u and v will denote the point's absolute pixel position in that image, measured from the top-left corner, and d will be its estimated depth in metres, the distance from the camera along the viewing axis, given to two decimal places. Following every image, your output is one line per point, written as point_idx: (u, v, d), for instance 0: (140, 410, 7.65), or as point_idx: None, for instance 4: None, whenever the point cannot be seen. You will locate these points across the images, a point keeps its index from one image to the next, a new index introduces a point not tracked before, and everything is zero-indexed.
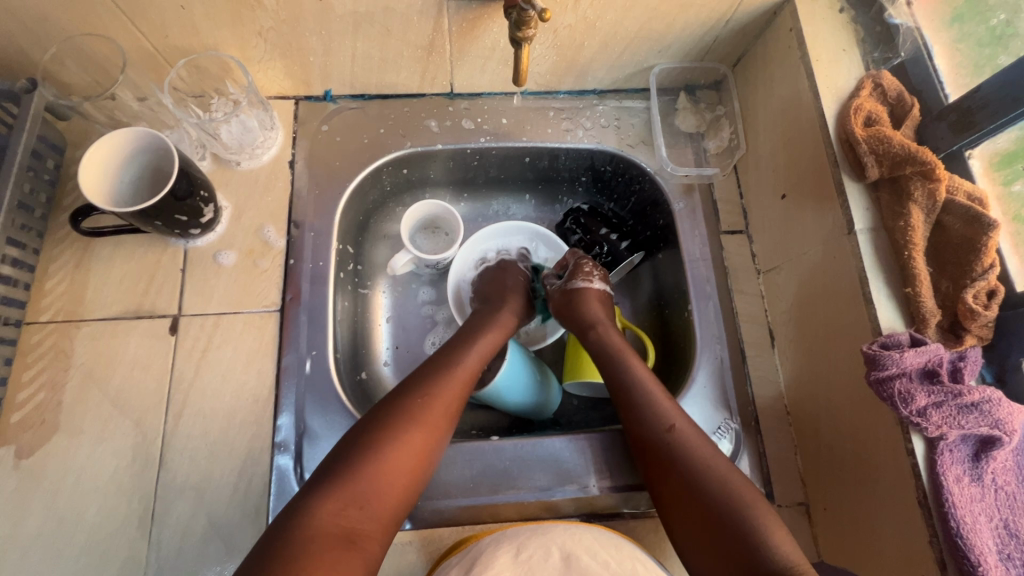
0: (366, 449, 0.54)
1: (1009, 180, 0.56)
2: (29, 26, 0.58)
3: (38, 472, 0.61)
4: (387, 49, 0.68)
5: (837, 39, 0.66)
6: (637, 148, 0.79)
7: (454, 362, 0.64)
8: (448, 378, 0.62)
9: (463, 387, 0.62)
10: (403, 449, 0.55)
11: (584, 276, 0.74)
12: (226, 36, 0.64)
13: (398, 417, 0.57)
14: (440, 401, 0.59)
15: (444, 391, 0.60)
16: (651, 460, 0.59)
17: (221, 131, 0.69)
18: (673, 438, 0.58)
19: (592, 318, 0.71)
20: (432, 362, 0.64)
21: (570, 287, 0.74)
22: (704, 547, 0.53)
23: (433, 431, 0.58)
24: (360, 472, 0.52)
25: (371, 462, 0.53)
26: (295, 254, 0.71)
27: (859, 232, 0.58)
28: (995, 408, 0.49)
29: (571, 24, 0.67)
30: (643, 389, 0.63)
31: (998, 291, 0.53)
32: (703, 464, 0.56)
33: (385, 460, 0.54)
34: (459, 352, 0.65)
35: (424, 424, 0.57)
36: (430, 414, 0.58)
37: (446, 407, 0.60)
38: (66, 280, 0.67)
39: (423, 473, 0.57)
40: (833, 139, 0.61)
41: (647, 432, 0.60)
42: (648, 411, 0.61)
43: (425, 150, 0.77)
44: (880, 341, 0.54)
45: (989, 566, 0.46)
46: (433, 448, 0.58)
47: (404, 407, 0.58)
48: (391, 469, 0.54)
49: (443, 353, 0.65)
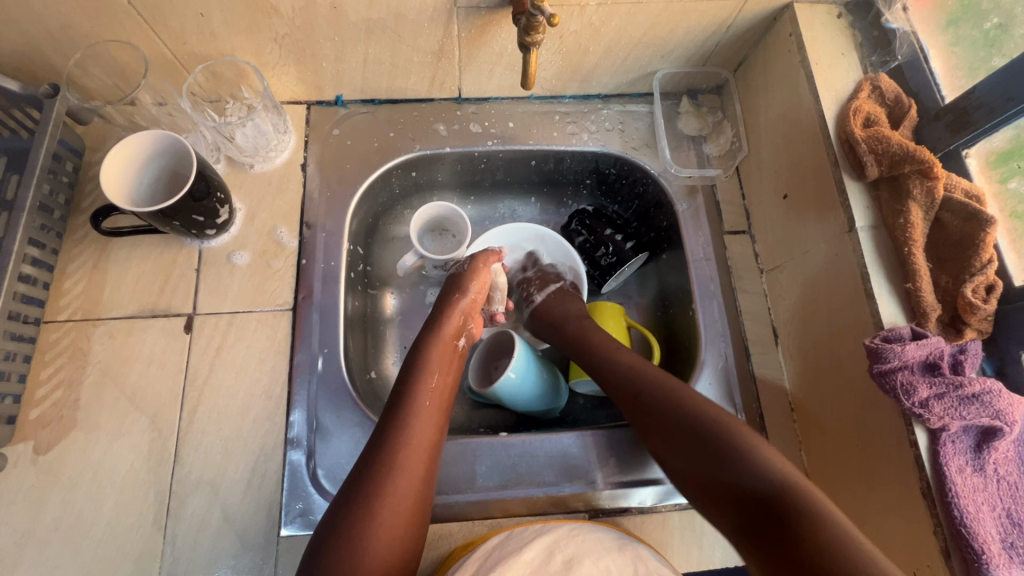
0: (356, 519, 0.51)
1: (1005, 177, 0.58)
2: (54, 33, 0.60)
3: (56, 468, 0.62)
4: (398, 54, 0.70)
5: (835, 43, 0.67)
6: (641, 151, 0.81)
7: (417, 397, 0.60)
8: (416, 417, 0.58)
9: (433, 420, 0.59)
10: (391, 508, 0.52)
11: (536, 291, 0.80)
12: (242, 42, 0.66)
13: (378, 476, 0.53)
14: (415, 443, 0.57)
15: (414, 431, 0.57)
16: (650, 427, 0.60)
17: (236, 134, 0.71)
18: (677, 406, 0.59)
19: (560, 316, 0.75)
20: (394, 402, 0.60)
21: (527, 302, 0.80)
22: (713, 505, 0.54)
23: (417, 476, 0.55)
24: (355, 545, 0.50)
25: (372, 509, 0.52)
26: (307, 255, 0.72)
27: (859, 229, 0.60)
28: (995, 399, 0.50)
29: (577, 29, 0.69)
30: (627, 370, 0.64)
31: (997, 285, 0.54)
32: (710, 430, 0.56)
33: (380, 524, 0.51)
34: (418, 383, 0.61)
35: (404, 474, 0.54)
36: (409, 461, 0.55)
37: (424, 448, 0.57)
38: (84, 280, 0.68)
39: (426, 504, 0.56)
40: (834, 140, 0.63)
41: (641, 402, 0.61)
42: (639, 387, 0.62)
43: (434, 153, 0.79)
44: (882, 335, 0.55)
45: (993, 554, 0.47)
46: (423, 490, 0.56)
47: (380, 460, 0.54)
48: (396, 510, 0.52)
49: (402, 388, 0.61)
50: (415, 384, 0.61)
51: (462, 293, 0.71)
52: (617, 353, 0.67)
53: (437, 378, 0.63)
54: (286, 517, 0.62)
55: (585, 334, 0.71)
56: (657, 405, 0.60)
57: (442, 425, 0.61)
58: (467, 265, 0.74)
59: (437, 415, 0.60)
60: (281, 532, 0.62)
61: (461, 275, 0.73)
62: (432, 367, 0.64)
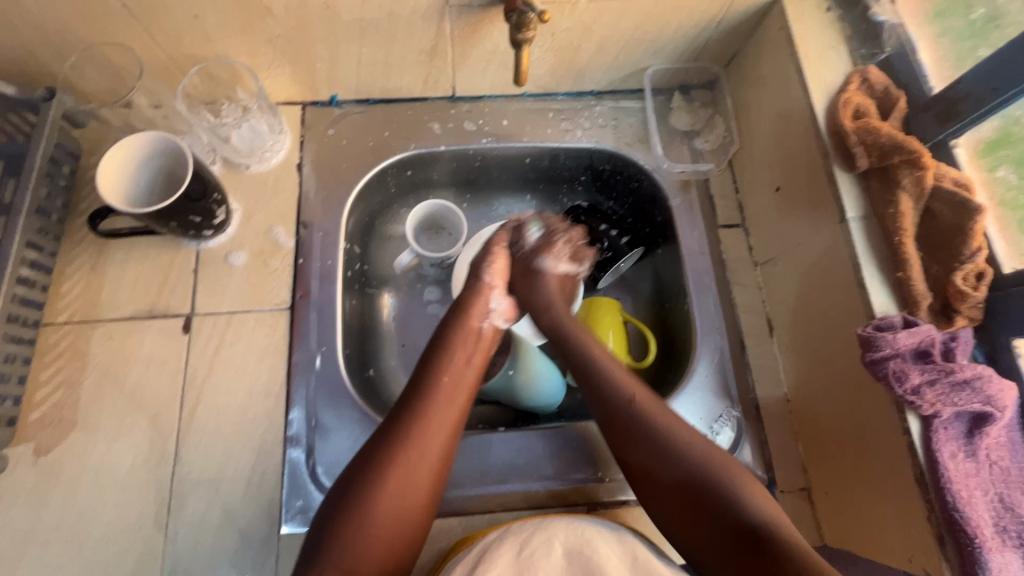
0: (363, 486, 0.52)
1: (993, 166, 0.58)
2: (49, 36, 0.60)
3: (57, 469, 0.62)
4: (391, 54, 0.71)
5: (824, 36, 0.68)
6: (635, 146, 0.81)
7: (440, 371, 0.60)
8: (436, 390, 0.59)
9: (450, 421, 0.58)
10: (403, 478, 0.53)
11: (553, 257, 0.73)
12: (236, 44, 0.66)
13: (393, 445, 0.54)
14: (433, 420, 0.57)
15: (429, 431, 0.56)
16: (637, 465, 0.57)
17: (231, 135, 0.73)
18: (671, 447, 0.55)
19: (546, 299, 0.71)
20: (421, 372, 0.61)
21: (533, 263, 0.72)
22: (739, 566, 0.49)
23: (436, 449, 0.55)
24: (361, 511, 0.51)
25: (370, 509, 0.51)
26: (304, 254, 0.73)
27: (851, 220, 0.60)
28: (986, 385, 0.51)
29: (568, 27, 0.69)
30: (620, 402, 0.60)
31: (986, 273, 0.55)
32: (694, 476, 0.53)
33: (388, 492, 0.52)
34: (436, 383, 0.59)
35: (419, 445, 0.55)
36: (427, 432, 0.56)
37: (445, 422, 0.57)
38: (82, 282, 0.69)
39: (429, 510, 0.54)
40: (824, 133, 0.64)
41: (635, 445, 0.57)
42: (633, 426, 0.58)
43: (429, 152, 0.79)
44: (874, 324, 0.55)
45: (986, 538, 0.48)
46: (427, 502, 0.54)
47: (395, 431, 0.55)
48: (395, 514, 0.52)
49: (426, 362, 0.62)
50: (438, 358, 0.62)
51: (492, 260, 0.72)
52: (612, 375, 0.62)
53: (459, 375, 0.61)
54: (286, 514, 0.63)
55: (574, 329, 0.68)
56: (646, 447, 0.57)
57: (466, 402, 0.60)
58: (479, 254, 0.73)
59: (463, 388, 0.61)
60: (282, 530, 0.62)
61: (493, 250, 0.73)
62: (456, 342, 0.63)
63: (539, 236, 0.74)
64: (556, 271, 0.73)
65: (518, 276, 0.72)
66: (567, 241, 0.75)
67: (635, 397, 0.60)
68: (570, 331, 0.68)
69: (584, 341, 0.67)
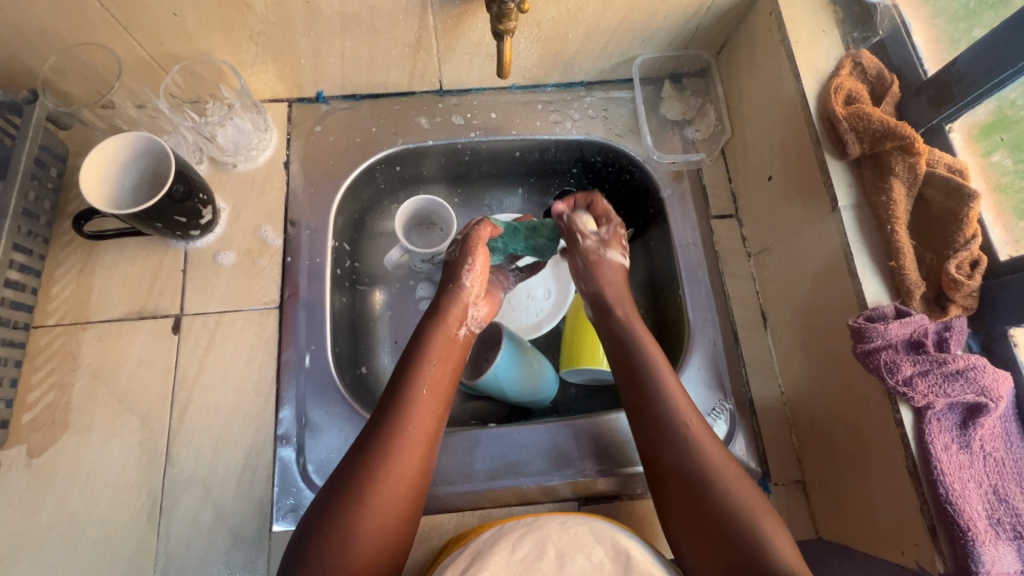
0: (343, 504, 0.51)
1: (989, 151, 0.57)
2: (29, 37, 0.60)
3: (50, 471, 0.62)
4: (375, 49, 0.70)
5: (815, 21, 0.66)
6: (625, 137, 0.80)
7: (417, 384, 0.59)
8: (412, 406, 0.57)
9: (426, 428, 0.57)
10: (381, 497, 0.52)
11: (617, 250, 0.72)
12: (218, 42, 0.66)
13: (372, 452, 0.54)
14: (411, 428, 0.56)
15: (406, 441, 0.55)
16: (675, 494, 0.54)
17: (216, 134, 0.71)
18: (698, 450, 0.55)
19: (614, 291, 0.69)
20: (397, 379, 0.60)
21: (600, 253, 0.71)
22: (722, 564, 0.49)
23: (412, 465, 0.54)
24: (339, 531, 0.49)
25: (351, 521, 0.50)
26: (293, 252, 0.72)
27: (842, 209, 0.59)
28: (981, 375, 0.50)
29: (553, 17, 0.68)
30: (682, 440, 0.56)
31: (981, 261, 0.53)
32: (699, 476, 0.53)
33: (365, 510, 0.51)
34: (411, 390, 0.58)
35: (396, 463, 0.54)
36: (403, 449, 0.54)
37: (420, 438, 0.56)
38: (71, 284, 0.69)
39: (411, 519, 0.54)
40: (815, 120, 0.62)
41: (678, 472, 0.54)
42: (682, 450, 0.55)
43: (417, 147, 0.79)
44: (865, 315, 0.54)
45: (978, 531, 0.47)
46: (409, 510, 0.54)
47: (372, 449, 0.54)
48: (375, 526, 0.51)
49: (400, 377, 0.60)
50: (412, 372, 0.60)
51: (471, 259, 0.68)
52: (669, 397, 0.58)
53: (435, 380, 0.60)
54: (277, 513, 0.63)
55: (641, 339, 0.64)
56: (689, 475, 0.54)
57: (443, 409, 0.60)
58: (459, 249, 0.68)
59: (440, 394, 0.60)
60: (273, 528, 0.62)
61: (457, 268, 0.68)
62: (431, 354, 0.62)
63: (600, 228, 0.72)
64: (616, 262, 0.71)
65: (589, 267, 0.70)
66: (611, 228, 0.72)
67: (692, 423, 0.57)
68: (643, 354, 0.62)
69: (650, 355, 0.62)
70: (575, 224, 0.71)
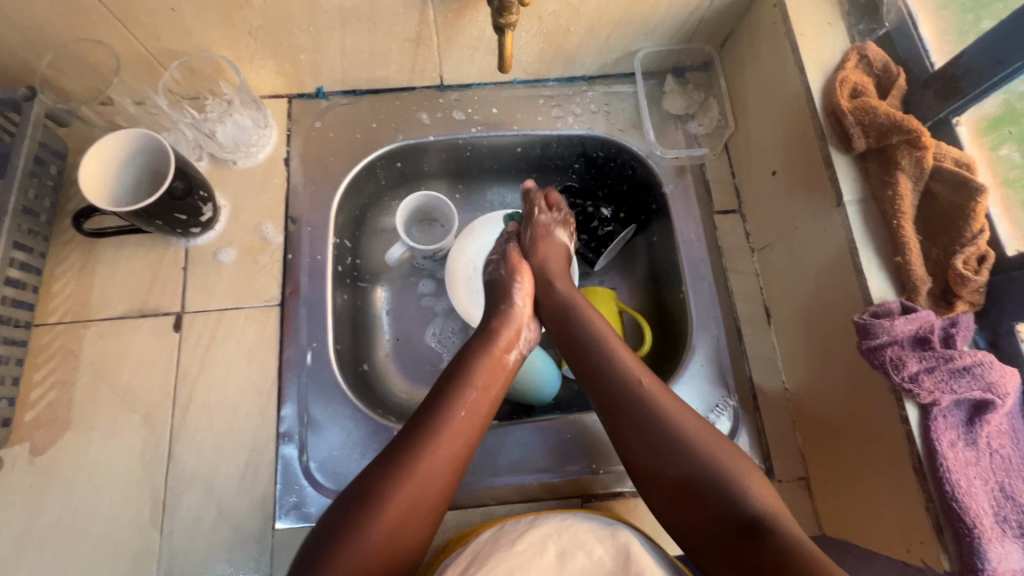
0: (368, 502, 0.51)
1: (996, 144, 0.56)
2: (25, 33, 0.60)
3: (53, 469, 0.63)
4: (374, 43, 0.69)
5: (821, 13, 0.65)
6: (628, 132, 0.80)
7: (459, 397, 0.58)
8: (449, 422, 0.57)
9: (458, 447, 0.56)
10: (403, 506, 0.51)
11: (565, 229, 0.74)
12: (217, 37, 0.65)
13: (406, 457, 0.53)
14: (446, 444, 0.55)
15: (438, 455, 0.54)
16: (640, 449, 0.55)
17: (216, 130, 0.72)
18: (673, 438, 0.54)
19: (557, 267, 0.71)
20: (441, 389, 0.59)
21: (549, 231, 0.73)
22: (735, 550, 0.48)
23: (437, 483, 0.54)
24: (360, 528, 0.49)
25: (371, 521, 0.50)
26: (293, 249, 0.72)
27: (848, 204, 0.58)
28: (987, 371, 0.49)
29: (555, 10, 0.67)
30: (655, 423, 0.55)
31: (988, 256, 0.53)
32: (693, 467, 0.52)
33: (388, 515, 0.50)
34: (454, 404, 0.58)
35: (425, 476, 0.53)
36: (435, 463, 0.54)
37: (449, 456, 0.55)
38: (72, 282, 0.69)
39: (425, 533, 0.53)
40: (820, 113, 0.61)
41: (641, 444, 0.55)
42: (641, 409, 0.56)
43: (417, 142, 0.78)
44: (871, 311, 0.54)
45: (984, 528, 0.46)
46: (425, 525, 0.53)
47: (406, 454, 0.54)
48: (392, 532, 0.50)
49: (440, 391, 0.59)
50: (459, 384, 0.59)
51: (519, 281, 0.69)
52: (618, 360, 0.60)
53: (477, 399, 0.59)
54: (280, 510, 0.63)
55: (580, 308, 0.66)
56: (655, 438, 0.55)
57: (478, 431, 0.59)
58: (499, 265, 0.71)
59: (478, 415, 0.59)
60: (275, 526, 0.62)
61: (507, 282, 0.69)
62: (477, 371, 0.61)
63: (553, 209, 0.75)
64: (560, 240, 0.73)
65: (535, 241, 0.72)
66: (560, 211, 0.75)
67: (645, 384, 0.58)
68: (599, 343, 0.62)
69: (591, 325, 0.64)
70: (534, 201, 0.73)
